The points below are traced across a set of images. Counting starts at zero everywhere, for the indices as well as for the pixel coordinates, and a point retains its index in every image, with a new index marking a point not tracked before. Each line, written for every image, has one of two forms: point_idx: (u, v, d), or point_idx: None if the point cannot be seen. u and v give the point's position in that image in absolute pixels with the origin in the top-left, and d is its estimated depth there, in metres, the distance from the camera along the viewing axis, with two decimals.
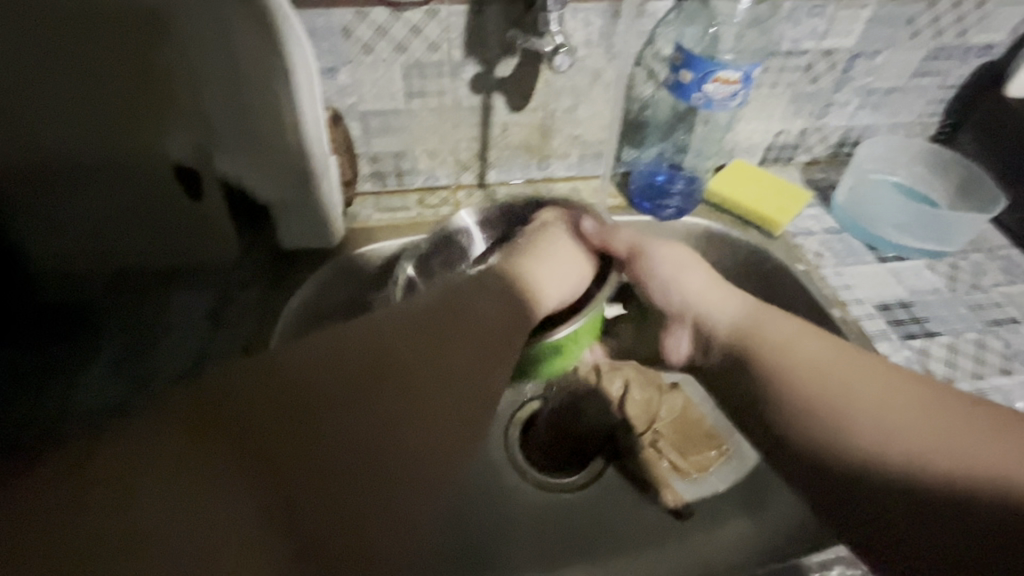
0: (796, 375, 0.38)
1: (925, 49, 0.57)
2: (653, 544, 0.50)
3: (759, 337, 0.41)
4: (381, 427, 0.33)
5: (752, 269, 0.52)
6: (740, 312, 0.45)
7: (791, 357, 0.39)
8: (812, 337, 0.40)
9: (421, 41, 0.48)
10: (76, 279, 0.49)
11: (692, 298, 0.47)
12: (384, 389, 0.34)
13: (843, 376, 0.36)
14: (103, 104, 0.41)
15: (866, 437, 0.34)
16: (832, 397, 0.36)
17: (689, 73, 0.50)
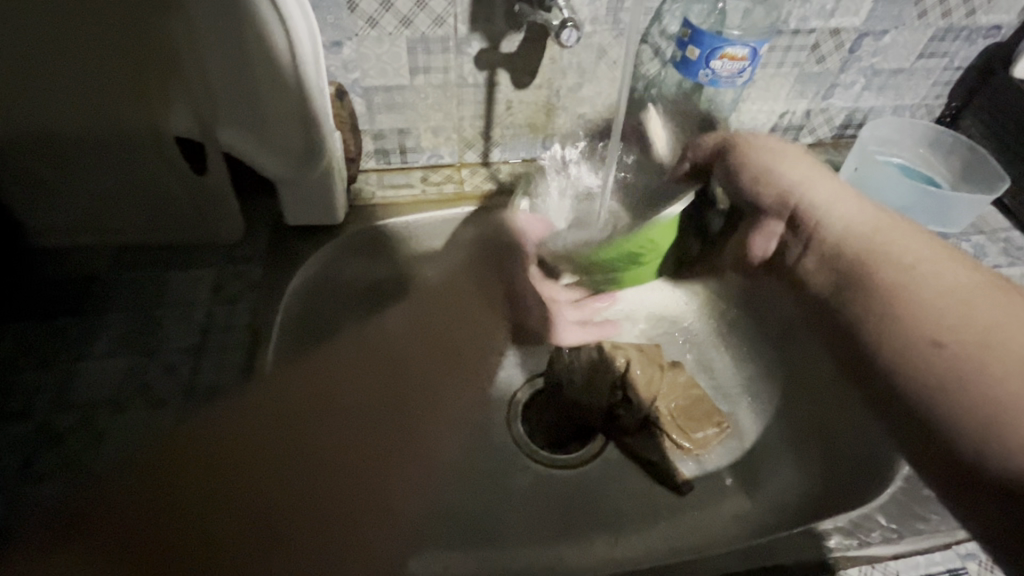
0: (931, 313, 0.42)
1: (932, 29, 0.57)
2: (653, 517, 0.51)
3: (888, 266, 0.46)
4: (359, 468, 0.42)
5: (856, 210, 0.49)
6: (854, 232, 0.49)
7: (924, 298, 0.43)
8: (935, 278, 0.44)
9: (426, 15, 0.48)
10: (77, 252, 0.49)
11: (814, 205, 0.50)
12: (345, 419, 0.45)
13: (968, 310, 0.42)
14: (105, 76, 0.40)
15: (975, 374, 0.39)
16: (966, 337, 0.40)
17: (696, 50, 0.49)
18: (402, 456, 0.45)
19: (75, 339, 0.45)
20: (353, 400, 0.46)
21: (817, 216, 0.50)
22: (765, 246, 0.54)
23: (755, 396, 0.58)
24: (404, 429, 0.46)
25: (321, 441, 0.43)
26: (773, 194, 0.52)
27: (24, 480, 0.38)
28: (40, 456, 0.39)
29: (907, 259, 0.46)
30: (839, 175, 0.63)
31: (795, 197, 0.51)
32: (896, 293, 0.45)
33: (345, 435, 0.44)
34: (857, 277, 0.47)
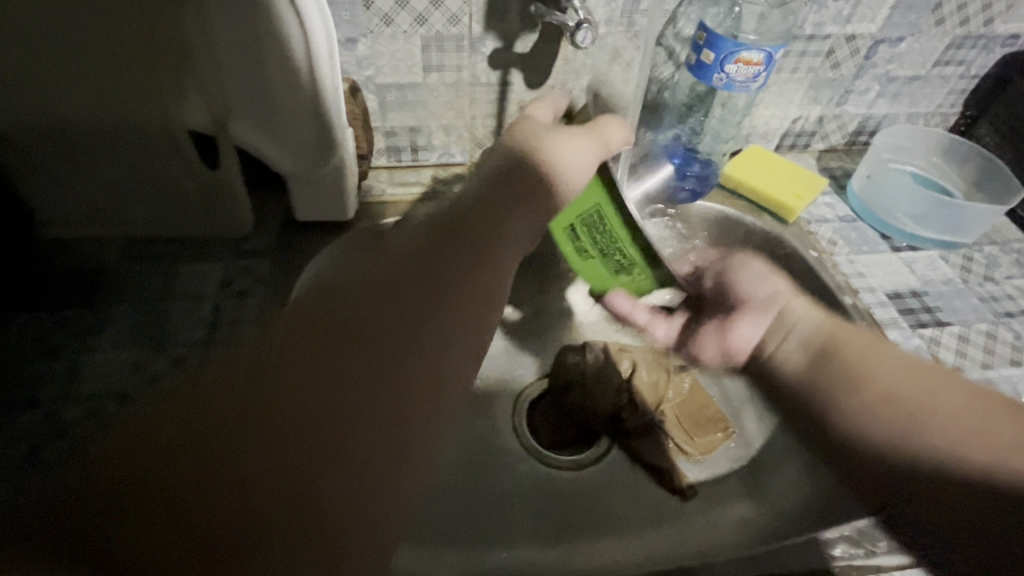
0: (863, 401, 0.41)
1: (950, 37, 0.57)
2: (657, 523, 0.51)
3: (854, 346, 0.44)
4: (378, 447, 0.32)
5: (803, 311, 0.48)
6: (814, 334, 0.46)
7: (880, 378, 0.41)
8: (903, 371, 0.41)
9: (442, 14, 0.48)
10: (90, 244, 0.49)
11: (788, 305, 0.49)
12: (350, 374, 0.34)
13: (911, 395, 0.40)
14: (121, 70, 0.40)
15: (925, 427, 0.38)
16: (896, 415, 0.40)
17: (711, 54, 0.49)
18: (404, 415, 0.34)
19: (86, 330, 0.45)
20: (333, 383, 0.32)
21: (792, 318, 0.48)
22: (748, 336, 0.50)
23: (762, 402, 0.58)
24: (409, 383, 0.35)
25: (334, 388, 0.32)
26: (763, 292, 0.51)
27: (35, 467, 0.38)
28: (50, 445, 0.39)
29: (861, 348, 0.43)
30: (850, 183, 0.62)
31: (778, 299, 0.49)
32: (856, 371, 0.42)
33: (363, 396, 0.33)
34: (849, 364, 0.43)
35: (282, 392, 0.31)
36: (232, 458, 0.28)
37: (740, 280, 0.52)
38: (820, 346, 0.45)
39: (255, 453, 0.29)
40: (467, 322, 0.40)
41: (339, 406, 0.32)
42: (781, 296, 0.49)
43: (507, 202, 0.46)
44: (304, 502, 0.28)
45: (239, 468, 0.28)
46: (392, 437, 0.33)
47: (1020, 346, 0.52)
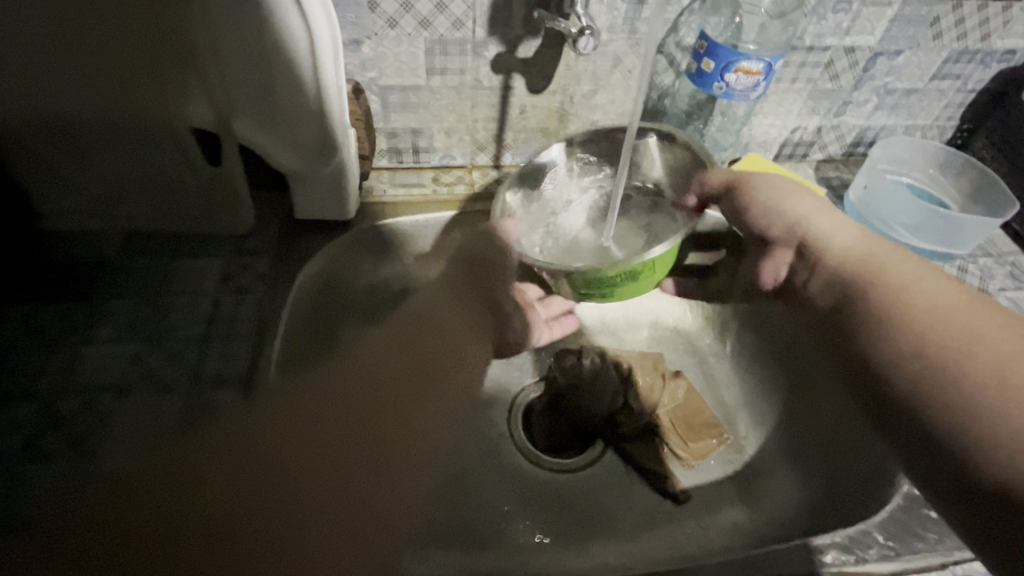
0: (893, 340, 0.42)
1: (947, 51, 0.57)
2: (650, 527, 0.51)
3: (882, 286, 0.44)
4: (372, 475, 0.31)
5: (831, 226, 0.50)
6: (843, 261, 0.48)
7: (915, 319, 0.41)
8: (951, 313, 0.40)
9: (446, 18, 0.48)
10: (89, 238, 0.49)
11: (814, 232, 0.50)
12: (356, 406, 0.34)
13: (937, 323, 0.40)
14: (126, 66, 0.41)
15: (943, 372, 0.38)
16: (930, 364, 0.39)
17: (711, 62, 0.50)
18: (400, 445, 0.33)
19: (84, 323, 0.45)
20: (325, 413, 0.32)
21: (818, 238, 0.49)
22: (775, 275, 0.53)
23: (757, 408, 0.58)
24: (404, 414, 0.35)
25: (326, 420, 0.32)
26: (777, 225, 0.51)
27: (29, 458, 0.38)
28: (43, 437, 0.39)
29: (895, 280, 0.44)
30: (848, 194, 0.63)
31: (800, 224, 0.50)
32: (896, 307, 0.43)
33: (357, 423, 0.33)
34: (866, 295, 0.45)
35: (275, 423, 0.31)
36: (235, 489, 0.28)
37: (752, 189, 0.51)
38: (852, 276, 0.47)
39: (251, 480, 0.29)
40: (459, 356, 0.41)
41: (333, 435, 0.32)
42: (808, 219, 0.50)
43: (484, 260, 0.47)
44: (298, 528, 0.28)
45: (233, 494, 0.28)
46: (387, 465, 0.32)
47: None
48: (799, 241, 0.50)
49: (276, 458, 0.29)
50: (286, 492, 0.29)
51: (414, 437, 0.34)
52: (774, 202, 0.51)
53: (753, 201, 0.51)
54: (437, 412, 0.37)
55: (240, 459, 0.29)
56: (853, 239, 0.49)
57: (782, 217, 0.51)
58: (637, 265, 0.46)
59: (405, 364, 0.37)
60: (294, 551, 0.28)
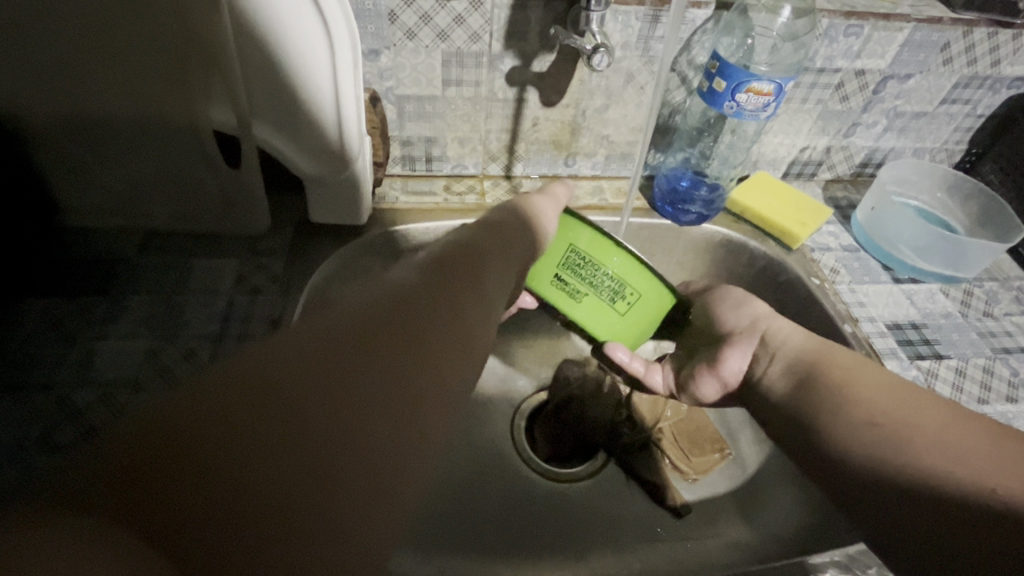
0: (848, 420, 0.41)
1: (957, 76, 0.58)
2: (649, 539, 0.51)
3: (832, 372, 0.44)
4: (384, 420, 0.33)
5: (789, 330, 0.49)
6: (801, 355, 0.47)
7: (863, 404, 0.41)
8: (894, 394, 0.41)
9: (464, 31, 0.49)
10: (109, 234, 0.51)
11: (775, 331, 0.49)
12: (380, 365, 0.35)
13: (882, 405, 0.41)
14: (152, 69, 0.42)
15: (893, 455, 0.38)
16: (884, 442, 0.39)
17: (722, 82, 0.51)
18: (412, 399, 0.35)
19: (100, 318, 0.46)
20: (340, 360, 0.33)
21: (777, 341, 0.48)
22: (737, 366, 0.49)
23: (759, 424, 0.58)
24: (417, 366, 0.36)
25: (342, 369, 0.33)
26: (743, 320, 0.51)
27: (43, 449, 0.39)
28: (58, 429, 0.40)
29: (845, 364, 0.44)
30: (855, 214, 0.63)
31: (761, 323, 0.50)
32: (844, 394, 0.42)
33: (372, 371, 0.34)
34: (817, 385, 0.44)
35: (293, 367, 0.32)
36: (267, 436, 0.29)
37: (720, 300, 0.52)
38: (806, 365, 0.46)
39: (272, 415, 0.29)
40: (467, 322, 0.42)
41: (349, 381, 0.33)
42: (771, 318, 0.50)
43: (500, 238, 0.48)
44: (319, 460, 0.29)
45: (255, 426, 0.29)
46: (398, 411, 0.34)
47: (1016, 383, 0.53)
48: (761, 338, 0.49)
49: (295, 396, 0.31)
50: (304, 430, 0.30)
51: (425, 390, 0.36)
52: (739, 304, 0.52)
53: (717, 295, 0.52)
54: (447, 367, 0.38)
55: (260, 396, 0.30)
56: (798, 333, 0.48)
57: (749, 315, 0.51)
58: (614, 269, 0.48)
59: (417, 320, 0.38)
60: (314, 481, 0.29)
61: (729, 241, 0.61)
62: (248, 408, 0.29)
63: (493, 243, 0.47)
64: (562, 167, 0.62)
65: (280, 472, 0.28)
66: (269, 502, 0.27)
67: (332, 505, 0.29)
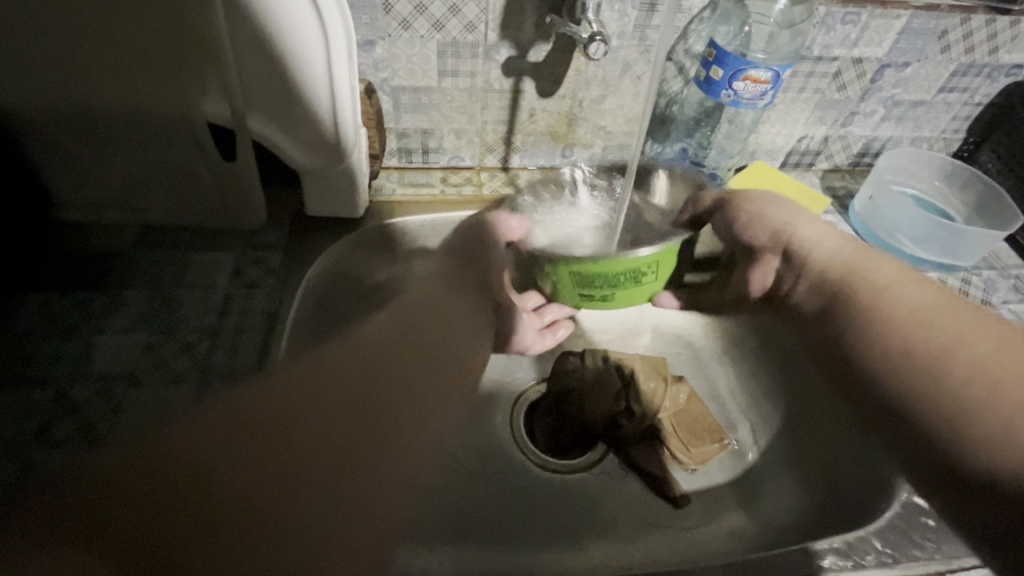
0: (891, 330, 0.42)
1: (955, 64, 0.58)
2: (648, 529, 0.52)
3: (867, 288, 0.45)
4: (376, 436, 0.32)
5: (819, 233, 0.50)
6: (830, 268, 0.49)
7: (893, 317, 0.43)
8: (940, 308, 0.42)
9: (459, 21, 0.49)
10: (104, 230, 0.50)
11: (802, 242, 0.51)
12: (361, 370, 0.35)
13: (927, 329, 0.41)
14: (145, 62, 0.42)
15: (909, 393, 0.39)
16: (925, 354, 0.39)
17: (719, 70, 0.50)
18: (398, 399, 0.35)
19: (97, 313, 0.46)
20: (326, 382, 0.33)
21: (804, 250, 0.50)
22: (761, 282, 0.54)
23: (758, 414, 0.58)
24: (400, 371, 0.36)
25: (328, 389, 0.33)
26: (764, 234, 0.52)
27: (42, 444, 0.39)
28: (55, 423, 0.40)
29: (882, 280, 0.45)
30: (853, 204, 0.63)
31: (785, 234, 0.51)
32: (867, 303, 0.45)
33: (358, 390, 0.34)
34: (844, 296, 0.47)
35: (279, 392, 0.32)
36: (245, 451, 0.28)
37: (748, 212, 0.53)
38: (835, 278, 0.48)
39: (258, 438, 0.29)
40: (456, 338, 0.41)
41: (330, 390, 0.33)
42: (794, 224, 0.51)
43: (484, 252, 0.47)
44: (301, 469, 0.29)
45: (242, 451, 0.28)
46: (386, 420, 0.33)
47: None
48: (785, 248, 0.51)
49: (278, 419, 0.30)
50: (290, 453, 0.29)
51: (418, 403, 0.35)
52: (768, 217, 0.52)
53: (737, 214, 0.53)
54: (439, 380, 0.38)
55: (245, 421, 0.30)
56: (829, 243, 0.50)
57: (771, 230, 0.52)
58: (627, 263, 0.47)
59: (403, 338, 0.38)
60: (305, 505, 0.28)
61: None
62: (228, 433, 0.29)
63: (479, 258, 0.47)
64: (560, 158, 0.62)
65: (263, 497, 0.28)
66: (256, 530, 0.27)
67: (325, 526, 0.28)
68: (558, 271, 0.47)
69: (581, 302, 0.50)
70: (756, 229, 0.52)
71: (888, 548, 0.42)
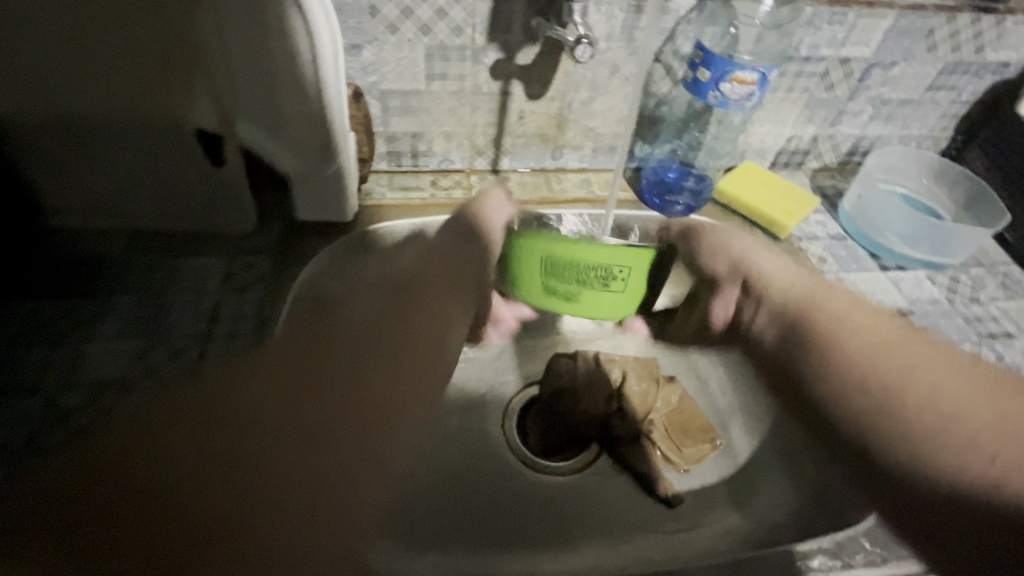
0: (835, 370, 0.43)
1: (942, 62, 0.58)
2: (640, 531, 0.52)
3: (823, 325, 0.45)
4: (345, 424, 0.33)
5: (777, 268, 0.50)
6: (788, 306, 0.48)
7: (852, 351, 0.43)
8: (883, 344, 0.43)
9: (446, 24, 0.49)
10: (90, 236, 0.49)
11: (758, 273, 0.50)
12: (325, 366, 0.35)
13: (876, 353, 0.42)
14: (130, 68, 0.41)
15: (922, 428, 0.38)
16: (874, 397, 0.41)
17: (707, 72, 0.50)
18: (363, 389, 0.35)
19: (85, 320, 0.45)
20: (288, 377, 0.34)
21: (761, 283, 0.50)
22: (725, 312, 0.53)
23: (750, 414, 0.59)
24: (366, 360, 0.36)
25: (291, 381, 0.33)
26: (725, 264, 0.51)
27: (30, 454, 0.39)
28: (44, 432, 0.40)
29: (839, 307, 0.46)
30: (842, 203, 0.64)
31: (743, 266, 0.51)
32: (828, 336, 0.45)
33: (323, 380, 0.34)
34: (836, 344, 0.44)
35: (241, 390, 0.32)
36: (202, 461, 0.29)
37: (702, 246, 0.52)
38: (802, 311, 0.47)
39: (223, 439, 0.30)
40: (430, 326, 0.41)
41: (295, 387, 0.33)
42: (751, 257, 0.51)
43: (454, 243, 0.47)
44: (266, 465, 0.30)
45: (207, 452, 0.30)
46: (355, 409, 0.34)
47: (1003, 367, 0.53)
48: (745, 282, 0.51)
49: (243, 416, 0.31)
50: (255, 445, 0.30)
51: (388, 392, 0.35)
52: (734, 257, 0.51)
53: (703, 240, 0.52)
54: (411, 367, 0.38)
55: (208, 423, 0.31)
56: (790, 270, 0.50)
57: (730, 258, 0.51)
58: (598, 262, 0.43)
59: (373, 332, 0.38)
60: (273, 496, 0.29)
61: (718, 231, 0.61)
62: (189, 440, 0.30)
63: (451, 251, 0.46)
64: (550, 160, 0.62)
65: (233, 492, 0.29)
66: (232, 522, 0.28)
67: (307, 507, 0.29)
68: (518, 251, 0.44)
69: (547, 296, 0.46)
70: (718, 259, 0.52)
71: (877, 547, 0.42)
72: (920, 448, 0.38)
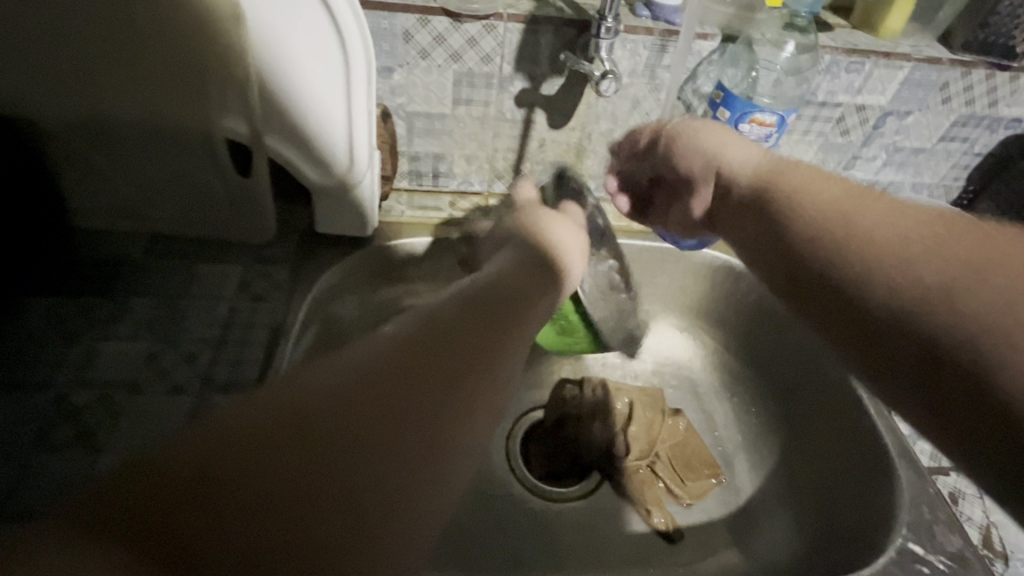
0: (813, 224, 0.36)
1: (955, 114, 0.59)
2: (640, 565, 0.51)
3: (784, 184, 0.40)
4: (418, 468, 0.28)
5: (745, 154, 0.44)
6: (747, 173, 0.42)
7: (804, 219, 0.37)
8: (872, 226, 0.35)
9: (476, 53, 0.51)
10: (113, 237, 0.49)
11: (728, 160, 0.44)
12: (429, 388, 0.30)
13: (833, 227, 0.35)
14: (176, 75, 0.41)
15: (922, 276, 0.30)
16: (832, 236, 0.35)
17: (726, 112, 0.52)
18: (459, 414, 0.31)
19: (101, 319, 0.46)
20: (376, 393, 0.28)
21: (727, 160, 0.44)
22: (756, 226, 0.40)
23: (755, 452, 0.59)
24: (472, 381, 0.32)
25: (361, 425, 0.27)
26: (698, 162, 0.46)
27: (40, 448, 0.39)
28: (56, 427, 0.41)
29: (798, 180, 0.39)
30: None
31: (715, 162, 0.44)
32: (777, 214, 0.39)
33: (427, 402, 0.30)
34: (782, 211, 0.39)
35: (324, 405, 0.27)
36: (304, 474, 0.25)
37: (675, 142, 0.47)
38: (762, 180, 0.41)
39: (298, 450, 0.25)
40: (520, 346, 0.37)
41: (407, 401, 0.29)
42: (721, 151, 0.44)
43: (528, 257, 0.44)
44: (367, 488, 0.26)
45: (293, 446, 0.25)
46: (451, 435, 0.30)
47: None
48: (715, 177, 0.45)
49: (326, 428, 0.26)
50: (309, 479, 0.25)
51: (454, 438, 0.30)
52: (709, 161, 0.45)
53: (668, 143, 0.48)
54: (471, 432, 0.31)
55: (276, 435, 0.25)
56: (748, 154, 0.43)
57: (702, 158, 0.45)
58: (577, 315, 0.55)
59: (475, 349, 0.33)
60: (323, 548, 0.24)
61: (729, 266, 0.62)
62: (294, 439, 0.25)
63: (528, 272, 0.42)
64: None
65: (291, 527, 0.24)
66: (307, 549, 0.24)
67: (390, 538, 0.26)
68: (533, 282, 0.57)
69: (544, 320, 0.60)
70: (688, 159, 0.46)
71: None
72: (897, 272, 0.31)
